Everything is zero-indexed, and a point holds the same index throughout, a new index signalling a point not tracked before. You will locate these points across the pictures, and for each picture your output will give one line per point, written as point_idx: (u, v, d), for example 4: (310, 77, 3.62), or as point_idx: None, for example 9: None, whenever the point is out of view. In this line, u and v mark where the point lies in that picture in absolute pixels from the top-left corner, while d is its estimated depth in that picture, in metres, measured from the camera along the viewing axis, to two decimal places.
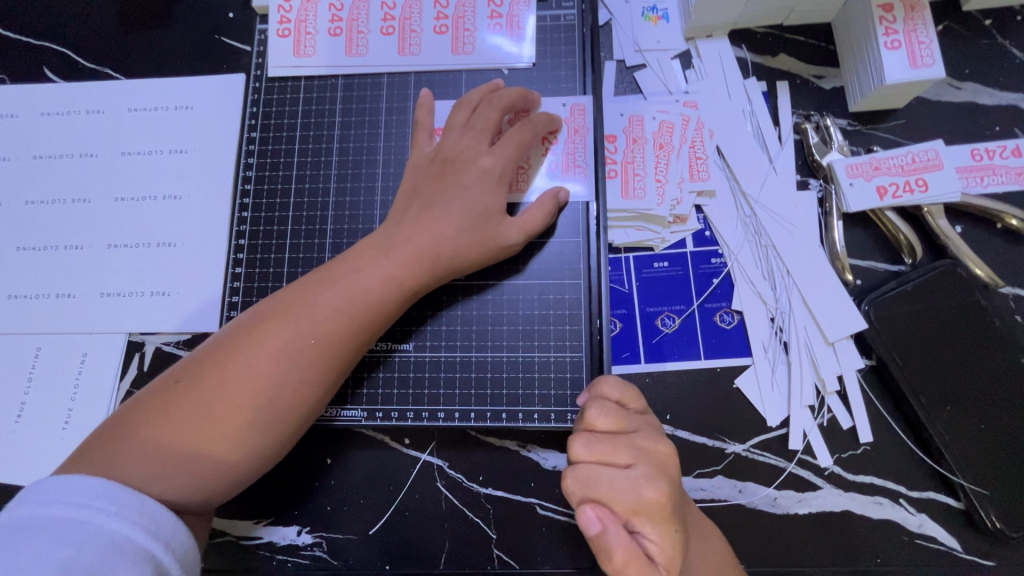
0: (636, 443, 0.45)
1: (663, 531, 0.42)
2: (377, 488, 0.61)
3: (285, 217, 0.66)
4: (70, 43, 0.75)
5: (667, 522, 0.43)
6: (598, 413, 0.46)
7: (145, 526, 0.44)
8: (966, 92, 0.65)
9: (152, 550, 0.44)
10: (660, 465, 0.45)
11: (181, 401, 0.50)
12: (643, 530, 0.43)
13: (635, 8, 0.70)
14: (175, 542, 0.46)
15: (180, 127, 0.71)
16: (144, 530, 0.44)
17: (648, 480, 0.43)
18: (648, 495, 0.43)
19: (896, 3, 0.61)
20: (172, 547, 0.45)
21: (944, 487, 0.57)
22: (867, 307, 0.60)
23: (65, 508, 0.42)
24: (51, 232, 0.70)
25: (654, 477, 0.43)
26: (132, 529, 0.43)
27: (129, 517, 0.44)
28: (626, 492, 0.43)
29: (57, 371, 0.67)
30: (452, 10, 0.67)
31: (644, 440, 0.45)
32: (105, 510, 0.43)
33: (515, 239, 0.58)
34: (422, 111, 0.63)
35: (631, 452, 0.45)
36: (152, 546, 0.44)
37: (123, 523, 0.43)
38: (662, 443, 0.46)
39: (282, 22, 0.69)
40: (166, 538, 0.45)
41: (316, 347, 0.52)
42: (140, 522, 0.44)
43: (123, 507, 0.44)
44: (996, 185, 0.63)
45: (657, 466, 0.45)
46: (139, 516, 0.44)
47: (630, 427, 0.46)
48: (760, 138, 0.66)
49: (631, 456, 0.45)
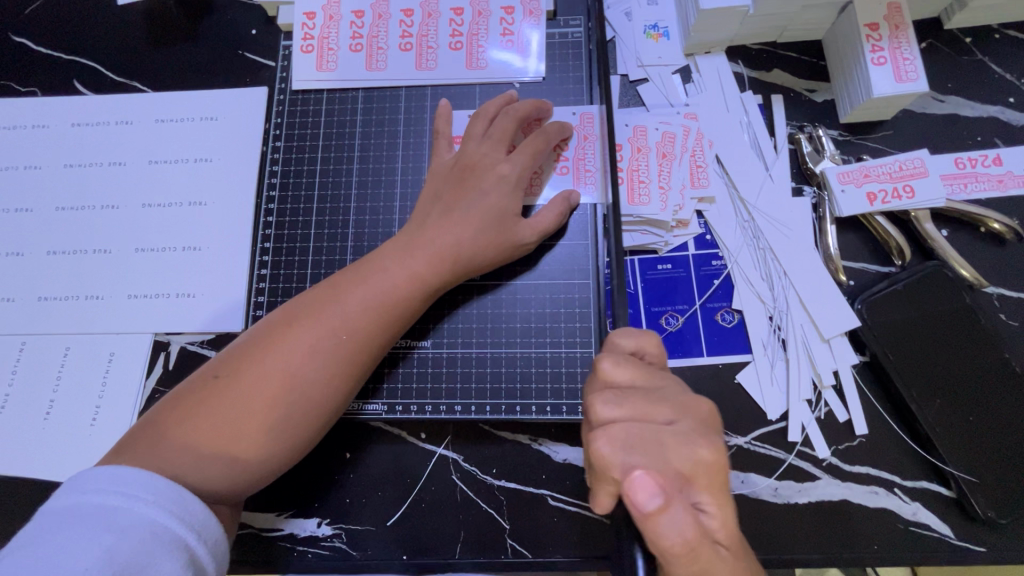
0: (671, 398, 0.45)
1: (716, 495, 0.42)
2: (395, 481, 0.64)
3: (309, 221, 0.70)
4: (100, 57, 0.79)
5: (720, 482, 0.42)
6: (618, 367, 0.46)
7: (179, 516, 0.46)
8: (949, 105, 0.69)
9: (185, 539, 0.46)
10: (701, 419, 0.44)
11: (220, 394, 0.53)
12: (699, 495, 0.41)
13: (637, 27, 0.75)
14: (206, 533, 0.47)
15: (205, 136, 0.75)
16: (179, 519, 0.46)
17: (696, 437, 0.43)
18: (702, 453, 0.42)
19: (882, 21, 0.65)
20: (204, 536, 0.47)
21: (936, 477, 0.60)
22: (861, 305, 0.63)
23: (108, 498, 0.45)
24: (81, 236, 0.73)
25: (701, 434, 0.43)
26: (167, 518, 0.46)
27: (165, 507, 0.46)
28: (679, 450, 0.42)
29: (85, 370, 0.69)
30: (466, 28, 0.72)
31: (676, 394, 0.45)
32: (144, 500, 0.45)
33: (529, 238, 0.61)
34: (442, 121, 0.67)
35: (671, 408, 0.44)
36: (186, 535, 0.46)
37: (160, 513, 0.45)
38: (695, 400, 0.46)
39: (305, 38, 0.73)
40: (199, 528, 0.47)
41: (347, 343, 0.55)
42: (175, 512, 0.46)
43: (160, 497, 0.46)
44: (979, 191, 0.67)
45: (700, 422, 0.44)
46: (174, 506, 0.46)
47: (659, 382, 0.46)
48: (756, 147, 0.70)
49: (670, 412, 0.44)
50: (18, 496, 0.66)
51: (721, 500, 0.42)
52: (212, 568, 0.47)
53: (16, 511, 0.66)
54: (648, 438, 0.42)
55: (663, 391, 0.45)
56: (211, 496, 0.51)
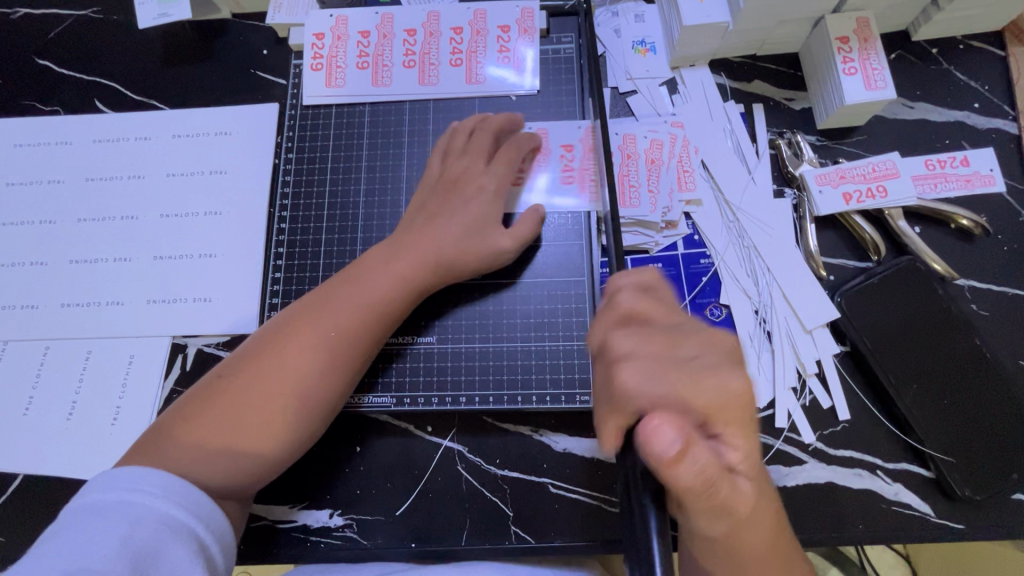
0: (693, 331, 0.47)
1: (746, 435, 0.43)
2: (403, 472, 0.67)
3: (320, 227, 0.74)
4: (119, 78, 0.84)
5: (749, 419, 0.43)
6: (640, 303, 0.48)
7: (188, 508, 0.50)
8: (918, 111, 0.74)
9: (195, 529, 0.49)
10: (728, 351, 0.45)
11: (223, 394, 0.57)
12: (724, 432, 0.43)
13: (626, 42, 0.79)
14: (213, 523, 0.51)
15: (220, 150, 0.79)
16: (188, 511, 0.49)
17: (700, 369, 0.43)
18: (731, 384, 0.43)
19: (851, 35, 0.70)
20: (212, 527, 0.51)
21: (915, 458, 0.63)
22: (840, 298, 0.67)
23: (121, 494, 0.48)
24: (103, 245, 0.77)
25: (730, 367, 0.44)
26: (177, 510, 0.49)
27: (174, 500, 0.49)
28: (706, 386, 0.43)
29: (106, 372, 0.73)
30: (465, 46, 0.77)
31: (703, 332, 0.46)
32: (155, 494, 0.49)
33: (508, 245, 0.65)
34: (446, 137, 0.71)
35: (693, 343, 0.46)
36: (196, 526, 0.49)
37: (170, 506, 0.49)
38: (721, 334, 0.47)
39: (314, 57, 0.78)
40: (206, 519, 0.51)
41: (337, 341, 0.59)
42: (184, 505, 0.50)
43: (168, 491, 0.49)
44: (948, 190, 0.71)
45: (724, 353, 0.45)
46: (183, 499, 0.50)
47: (679, 321, 0.48)
48: (739, 152, 0.74)
49: (692, 347, 0.45)
50: (43, 493, 0.69)
51: (750, 439, 0.43)
52: (220, 555, 0.51)
53: (41, 507, 0.69)
54: (653, 365, 0.44)
55: (684, 327, 0.47)
56: (222, 487, 0.55)
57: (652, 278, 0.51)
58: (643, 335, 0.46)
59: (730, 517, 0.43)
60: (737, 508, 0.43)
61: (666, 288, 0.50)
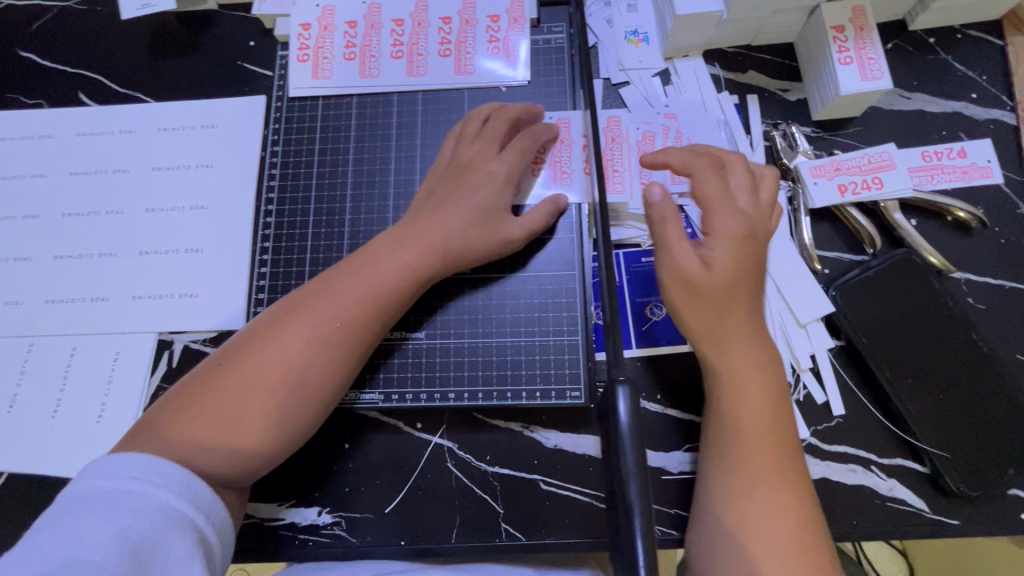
0: (731, 189, 0.59)
1: (727, 249, 0.56)
2: (393, 469, 0.66)
3: (307, 221, 0.73)
4: (103, 70, 0.82)
5: (733, 245, 0.56)
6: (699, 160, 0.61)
7: (190, 500, 0.49)
8: (915, 101, 0.73)
9: (196, 521, 0.48)
10: (745, 211, 0.58)
11: (223, 382, 0.55)
12: (710, 238, 0.57)
13: (618, 33, 0.78)
14: (214, 516, 0.50)
15: (207, 143, 0.78)
16: (189, 503, 0.48)
17: (749, 219, 0.57)
18: (738, 224, 0.57)
19: (847, 24, 0.69)
20: (212, 518, 0.50)
21: (910, 454, 0.63)
22: (835, 292, 0.66)
23: (123, 482, 0.47)
24: (87, 240, 0.76)
25: (743, 221, 0.57)
26: (178, 501, 0.48)
27: (176, 490, 0.48)
28: (720, 207, 0.57)
29: (92, 369, 0.72)
30: (454, 36, 0.75)
31: (737, 184, 0.59)
32: (156, 485, 0.47)
33: (519, 235, 0.64)
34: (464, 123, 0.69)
35: (715, 191, 0.58)
36: (196, 517, 0.48)
37: (172, 496, 0.48)
38: (748, 201, 0.59)
39: (301, 48, 0.76)
40: (207, 512, 0.49)
41: (342, 329, 0.58)
42: (186, 496, 0.48)
43: (170, 481, 0.48)
44: (945, 182, 0.70)
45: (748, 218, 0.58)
46: (184, 490, 0.48)
47: (729, 177, 0.60)
48: (733, 143, 0.73)
49: (729, 199, 0.58)
50: (29, 491, 0.68)
51: (732, 259, 0.56)
52: (219, 549, 0.50)
53: (27, 506, 0.68)
54: (709, 207, 0.58)
55: (730, 186, 0.59)
56: (222, 476, 0.53)
57: (716, 155, 0.62)
58: (710, 183, 0.59)
59: (728, 351, 0.55)
60: (732, 341, 0.55)
61: (774, 189, 0.62)
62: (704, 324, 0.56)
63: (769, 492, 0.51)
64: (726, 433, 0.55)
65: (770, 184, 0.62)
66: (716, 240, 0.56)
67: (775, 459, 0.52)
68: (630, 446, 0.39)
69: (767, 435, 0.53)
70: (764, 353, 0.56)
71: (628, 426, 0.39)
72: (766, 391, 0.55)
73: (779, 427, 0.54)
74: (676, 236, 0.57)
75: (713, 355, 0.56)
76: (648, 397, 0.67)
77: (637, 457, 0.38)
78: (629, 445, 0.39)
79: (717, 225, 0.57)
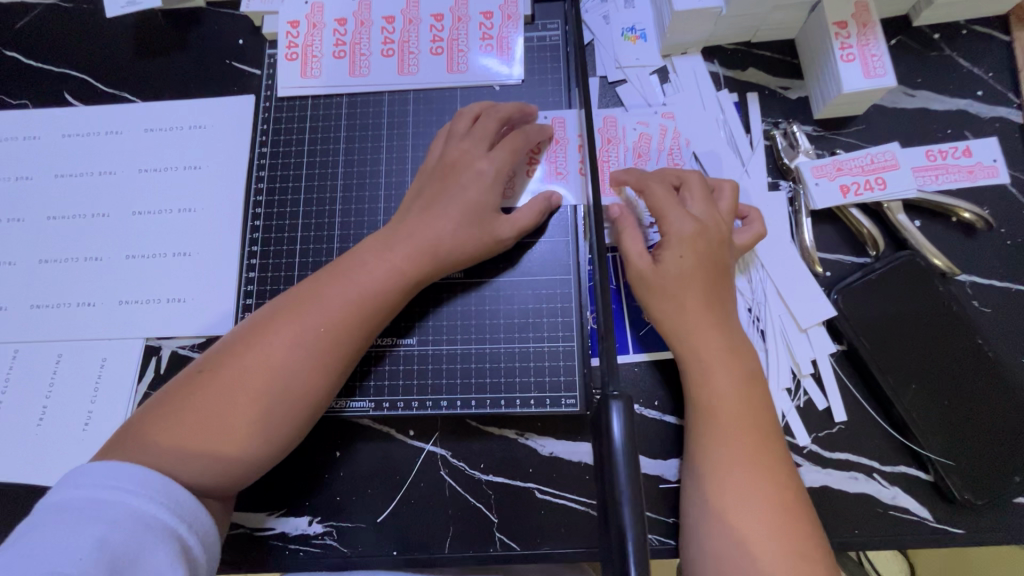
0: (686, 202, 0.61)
1: (675, 249, 0.59)
2: (384, 478, 0.65)
3: (295, 224, 0.71)
4: (88, 69, 0.81)
5: (683, 245, 0.59)
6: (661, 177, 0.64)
7: (171, 508, 0.47)
8: (919, 99, 0.71)
9: (178, 530, 0.47)
10: (699, 220, 0.60)
11: (205, 388, 0.54)
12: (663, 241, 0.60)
13: (615, 29, 0.76)
14: (197, 524, 0.49)
15: (194, 144, 0.76)
16: (170, 511, 0.47)
17: (699, 219, 0.60)
18: (685, 228, 0.59)
19: (850, 20, 0.67)
20: (195, 527, 0.48)
21: (914, 461, 0.61)
22: (836, 296, 0.65)
23: (101, 491, 0.46)
24: (73, 244, 0.74)
25: (692, 226, 0.59)
26: (158, 510, 0.47)
27: (157, 499, 0.47)
28: (668, 211, 0.60)
29: (78, 375, 0.70)
30: (447, 33, 0.73)
31: (693, 197, 0.62)
32: (136, 493, 0.46)
33: (509, 234, 0.63)
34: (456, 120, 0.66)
35: (666, 200, 0.61)
36: (177, 526, 0.47)
37: (152, 505, 0.46)
38: (703, 211, 0.61)
39: (289, 47, 0.75)
40: (190, 520, 0.48)
41: (327, 335, 0.56)
42: (167, 504, 0.47)
43: (150, 490, 0.47)
44: (950, 182, 0.68)
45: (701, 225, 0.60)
46: (165, 498, 0.47)
47: (689, 193, 0.62)
48: (732, 143, 0.71)
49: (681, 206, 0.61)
50: (13, 502, 0.66)
51: (678, 258, 0.59)
52: (203, 558, 0.49)
53: (12, 516, 0.66)
54: (661, 211, 0.60)
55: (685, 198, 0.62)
56: (205, 487, 0.52)
57: (678, 177, 0.65)
58: (659, 192, 0.61)
59: (695, 340, 0.58)
60: (696, 331, 0.58)
61: (735, 199, 0.63)
62: (670, 319, 0.59)
63: (748, 474, 0.53)
64: (701, 419, 0.57)
65: (730, 194, 0.63)
66: (669, 242, 0.59)
67: (750, 442, 0.55)
68: (623, 464, 0.37)
69: (738, 419, 0.56)
70: (729, 341, 0.59)
71: (621, 443, 0.37)
72: (735, 379, 0.57)
73: (751, 413, 0.56)
74: (630, 244, 0.61)
75: (680, 346, 0.59)
76: (645, 403, 0.65)
77: (631, 474, 0.37)
78: (621, 461, 0.37)
79: (669, 227, 0.60)
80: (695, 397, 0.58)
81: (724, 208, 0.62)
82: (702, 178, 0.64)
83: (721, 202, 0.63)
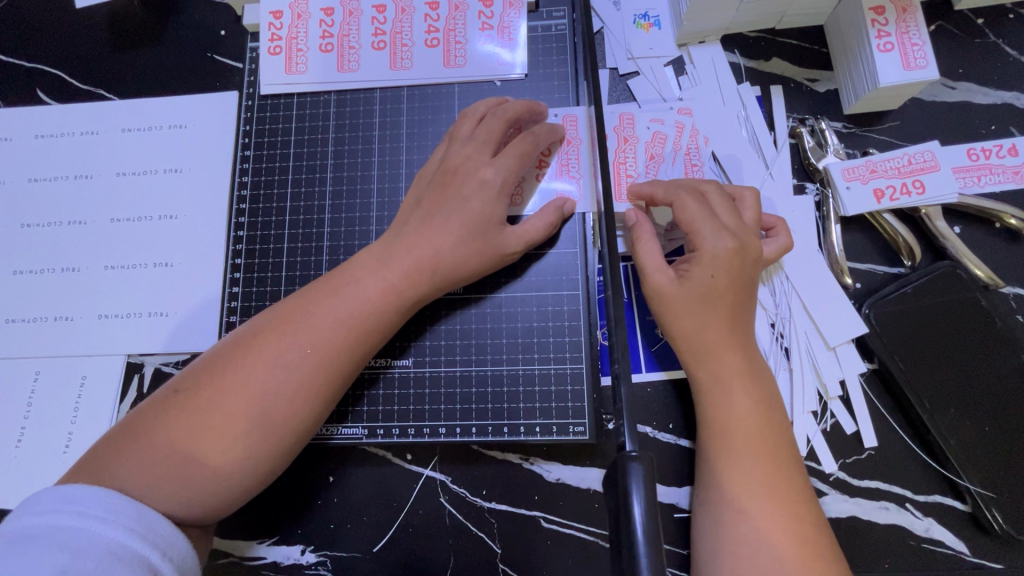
0: (717, 215, 0.56)
1: (711, 266, 0.54)
2: (381, 504, 0.61)
3: (282, 233, 0.67)
4: (61, 65, 0.75)
5: (722, 265, 0.54)
6: (688, 184, 0.59)
7: (141, 534, 0.43)
8: (960, 92, 0.65)
9: (149, 557, 0.43)
10: (737, 238, 0.55)
11: (181, 411, 0.50)
12: (692, 258, 0.55)
13: (626, 16, 0.70)
14: (173, 551, 0.45)
15: (175, 146, 0.71)
16: (141, 538, 0.43)
17: (735, 235, 0.55)
18: (722, 244, 0.54)
19: (888, 4, 0.60)
20: (170, 554, 0.44)
21: (950, 490, 0.57)
22: (867, 310, 0.60)
23: (63, 518, 0.42)
24: (48, 254, 0.70)
25: (729, 244, 0.54)
26: (128, 536, 0.43)
27: (126, 525, 0.43)
28: (704, 225, 0.55)
29: (57, 393, 0.66)
30: (443, 23, 0.67)
31: (721, 209, 0.56)
32: (103, 519, 0.42)
33: (515, 247, 0.57)
34: (464, 123, 0.60)
35: (698, 212, 0.56)
36: (150, 553, 0.43)
37: (120, 531, 0.42)
38: (730, 224, 0.55)
39: (272, 39, 0.69)
40: (164, 547, 0.44)
41: (315, 358, 0.52)
42: (137, 530, 0.43)
43: (119, 515, 0.43)
44: (993, 184, 0.62)
45: (740, 242, 0.54)
46: (136, 524, 0.44)
47: (717, 204, 0.57)
48: (755, 142, 0.66)
49: (716, 221, 0.55)
50: None
51: (714, 277, 0.53)
52: None
53: None
54: (693, 226, 0.55)
55: (716, 209, 0.56)
56: (180, 519, 0.48)
57: (701, 185, 0.59)
58: (690, 205, 0.56)
59: (713, 359, 0.54)
60: (714, 349, 0.53)
61: (758, 209, 0.58)
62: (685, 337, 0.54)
63: (764, 505, 0.49)
64: (713, 443, 0.53)
65: (753, 203, 0.58)
66: (699, 258, 0.54)
67: (766, 469, 0.50)
68: (644, 547, 0.32)
69: (755, 444, 0.51)
70: (748, 361, 0.54)
71: (643, 534, 0.33)
72: (753, 403, 0.53)
73: (769, 439, 0.52)
74: (647, 257, 0.56)
75: (698, 366, 0.54)
76: (658, 426, 0.61)
77: (655, 560, 0.32)
78: (642, 543, 0.32)
79: (701, 244, 0.55)
80: (708, 419, 0.54)
81: (749, 219, 0.57)
82: (721, 187, 0.59)
83: (744, 213, 0.58)
